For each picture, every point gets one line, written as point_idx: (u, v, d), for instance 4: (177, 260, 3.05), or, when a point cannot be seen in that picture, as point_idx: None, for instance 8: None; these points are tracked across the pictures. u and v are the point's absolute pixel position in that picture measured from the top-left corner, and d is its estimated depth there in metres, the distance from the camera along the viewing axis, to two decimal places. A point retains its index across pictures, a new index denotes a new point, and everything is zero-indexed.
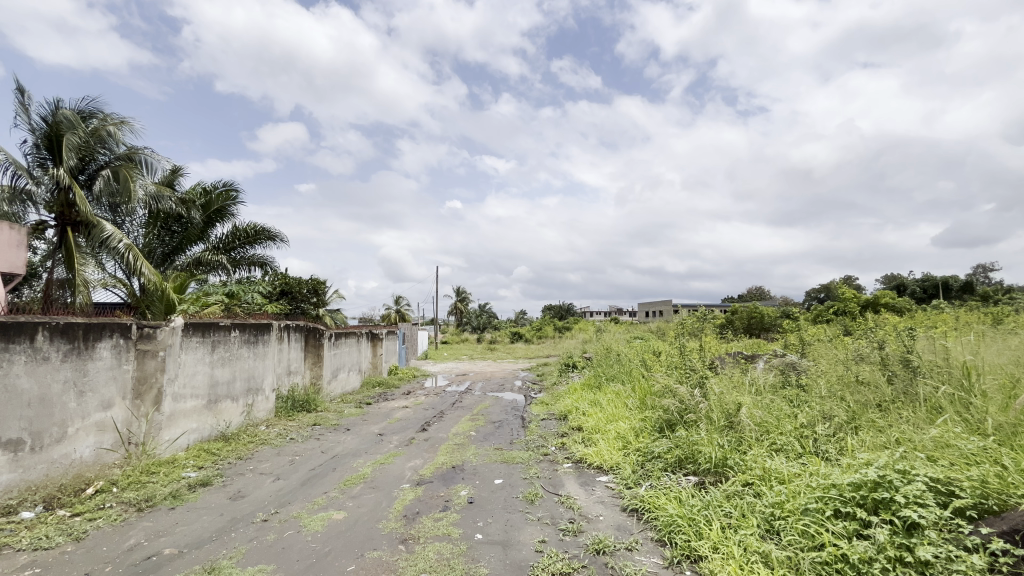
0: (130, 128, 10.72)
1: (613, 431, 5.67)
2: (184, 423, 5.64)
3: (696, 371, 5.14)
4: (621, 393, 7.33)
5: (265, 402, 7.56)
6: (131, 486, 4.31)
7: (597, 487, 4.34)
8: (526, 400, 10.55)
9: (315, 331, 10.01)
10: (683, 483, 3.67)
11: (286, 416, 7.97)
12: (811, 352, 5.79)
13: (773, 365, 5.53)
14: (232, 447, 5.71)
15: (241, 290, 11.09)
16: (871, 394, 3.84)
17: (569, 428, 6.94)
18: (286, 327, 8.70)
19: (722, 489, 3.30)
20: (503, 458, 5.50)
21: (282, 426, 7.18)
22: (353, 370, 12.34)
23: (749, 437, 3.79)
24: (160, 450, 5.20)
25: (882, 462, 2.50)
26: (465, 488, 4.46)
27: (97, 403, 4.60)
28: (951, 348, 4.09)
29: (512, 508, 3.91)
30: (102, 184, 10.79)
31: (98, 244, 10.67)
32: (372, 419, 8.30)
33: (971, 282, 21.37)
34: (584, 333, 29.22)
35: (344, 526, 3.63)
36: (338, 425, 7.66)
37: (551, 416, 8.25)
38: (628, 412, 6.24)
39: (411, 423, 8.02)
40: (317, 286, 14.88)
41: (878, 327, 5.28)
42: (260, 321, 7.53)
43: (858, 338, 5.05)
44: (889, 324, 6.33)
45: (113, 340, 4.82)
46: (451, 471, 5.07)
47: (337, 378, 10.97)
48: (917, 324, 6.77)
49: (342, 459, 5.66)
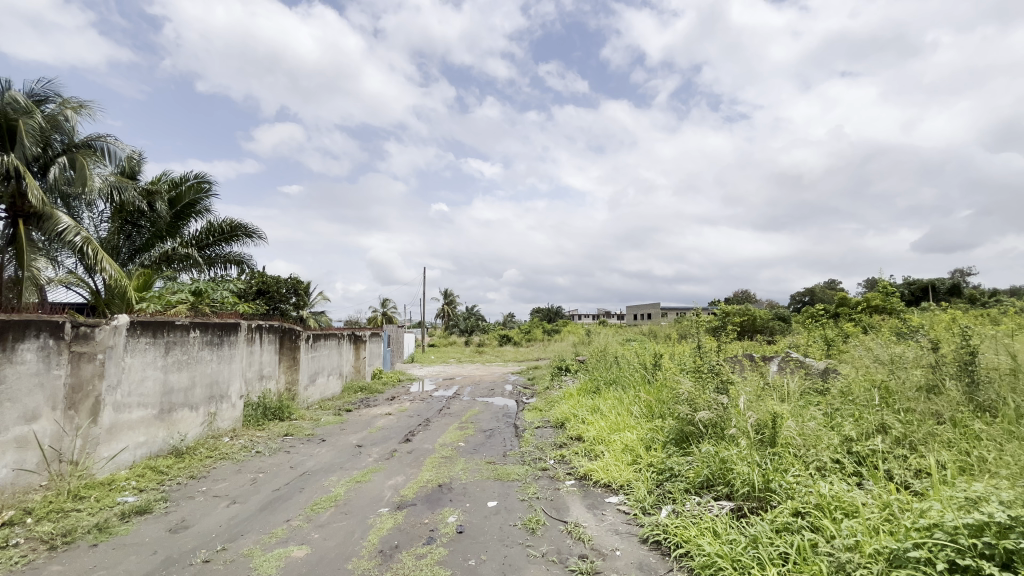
0: (89, 113, 9.98)
1: (618, 443, 5.11)
2: (129, 436, 4.89)
3: (719, 373, 4.59)
4: (624, 399, 6.77)
5: (231, 411, 6.80)
6: (49, 516, 3.56)
7: (607, 511, 3.73)
8: (518, 405, 9.96)
9: (292, 332, 9.33)
10: (716, 510, 3.07)
11: (255, 425, 7.20)
12: (841, 358, 5.24)
13: (798, 373, 4.98)
14: (186, 463, 4.97)
15: (209, 287, 10.32)
16: (934, 402, 3.29)
17: (568, 437, 6.37)
18: (255, 328, 8.01)
19: (770, 521, 2.70)
20: (497, 475, 4.87)
21: (248, 437, 6.43)
22: (334, 374, 11.58)
23: (793, 454, 3.23)
24: (96, 469, 4.44)
25: (1003, 498, 1.91)
26: (454, 513, 3.81)
27: (18, 415, 3.89)
28: (1016, 351, 3.58)
29: (510, 540, 3.27)
30: (57, 173, 10.04)
31: (53, 238, 9.88)
32: (351, 428, 7.61)
33: (961, 286, 21.20)
34: (572, 336, 28.75)
35: (305, 566, 2.96)
36: (313, 435, 6.95)
37: (546, 423, 7.68)
38: (634, 421, 5.66)
39: (395, 432, 7.35)
40: (296, 285, 14.35)
41: (918, 335, 4.73)
42: (226, 321, 6.79)
43: (899, 340, 4.49)
44: (925, 323, 5.73)
45: (40, 340, 4.11)
46: (438, 491, 4.43)
47: (315, 383, 10.19)
48: (950, 315, 6.22)
49: (312, 476, 4.99)
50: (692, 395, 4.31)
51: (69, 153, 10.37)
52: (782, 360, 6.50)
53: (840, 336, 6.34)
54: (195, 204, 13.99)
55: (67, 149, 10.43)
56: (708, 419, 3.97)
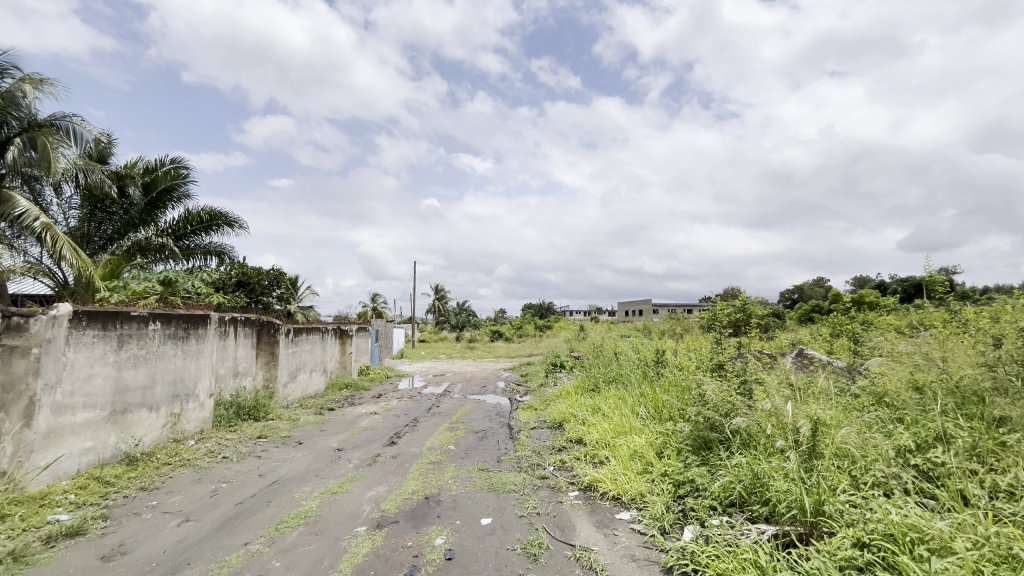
0: (50, 88, 9.28)
1: (626, 448, 4.62)
2: (72, 441, 4.29)
3: (742, 373, 4.12)
4: (627, 399, 6.29)
5: (199, 411, 6.19)
6: None
7: (620, 530, 3.23)
8: (512, 403, 9.45)
9: (270, 325, 8.72)
10: (754, 535, 2.58)
11: (227, 426, 6.59)
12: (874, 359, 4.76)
13: (828, 373, 4.50)
14: (138, 472, 4.38)
15: (182, 277, 9.67)
16: (1004, 408, 2.86)
17: (567, 440, 5.88)
18: (229, 320, 7.40)
19: (830, 555, 2.22)
20: (491, 484, 4.35)
21: (217, 440, 5.84)
22: (317, 370, 10.98)
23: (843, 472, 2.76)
24: (28, 481, 3.85)
25: None
26: (442, 534, 3.28)
27: None
28: None
29: (508, 570, 2.75)
30: (16, 153, 9.34)
31: (12, 223, 9.18)
32: (332, 429, 7.05)
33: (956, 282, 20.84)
34: (565, 332, 28.33)
35: None
36: (290, 436, 6.37)
37: (543, 423, 7.18)
38: (642, 423, 5.17)
39: (379, 433, 6.80)
40: (279, 277, 13.70)
41: (969, 339, 4.25)
42: (193, 312, 6.17)
43: (947, 342, 4.02)
44: (966, 328, 5.23)
45: None
46: (424, 505, 3.89)
47: (296, 380, 9.60)
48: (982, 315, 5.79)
49: (284, 486, 4.43)
50: (714, 397, 3.83)
51: (29, 131, 9.62)
52: (802, 360, 6.02)
53: (867, 336, 5.83)
54: (172, 190, 13.33)
55: (27, 128, 9.72)
56: (735, 426, 3.48)
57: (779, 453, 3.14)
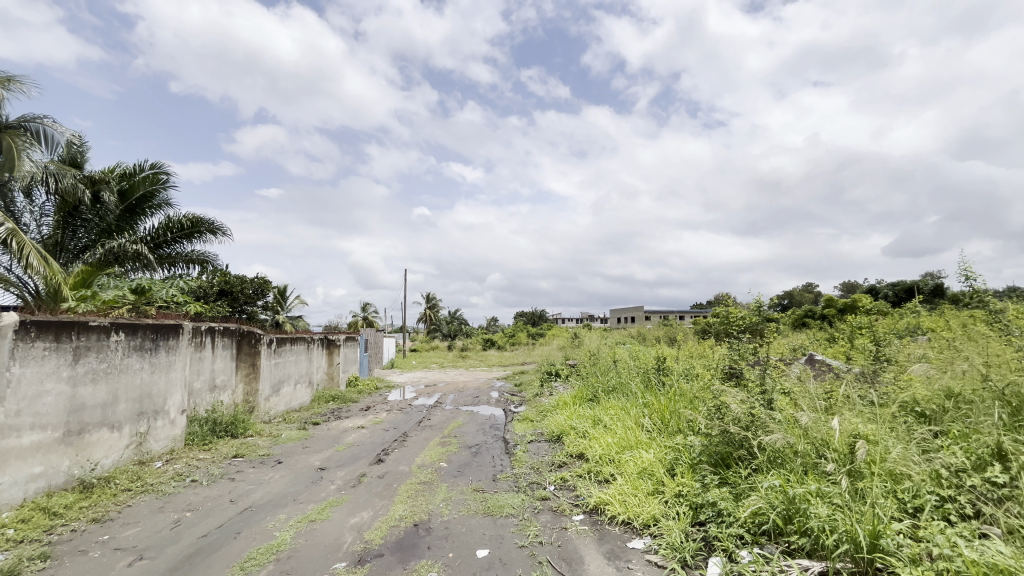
0: (18, 88, 8.87)
1: (633, 464, 4.25)
2: (17, 467, 3.84)
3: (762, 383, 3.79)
4: (630, 409, 5.94)
5: (168, 429, 5.72)
6: None
7: (635, 563, 2.85)
8: (507, 415, 9.05)
9: (251, 335, 8.27)
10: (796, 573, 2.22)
11: (201, 444, 6.11)
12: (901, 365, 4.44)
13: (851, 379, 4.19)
14: (91, 501, 3.93)
15: (158, 285, 9.21)
16: None
17: (567, 455, 5.49)
18: (204, 330, 6.95)
19: None
20: (486, 508, 3.95)
21: (186, 461, 5.37)
22: (302, 382, 10.50)
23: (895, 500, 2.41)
24: None
25: None
26: (432, 570, 2.88)
27: None
28: None
29: None
30: None
31: None
32: (315, 446, 6.60)
33: (945, 286, 20.37)
34: (558, 339, 27.99)
35: None
36: (268, 454, 5.92)
37: (540, 436, 6.79)
38: (648, 437, 4.81)
39: (365, 449, 6.36)
40: (262, 285, 13.22)
41: (1001, 346, 3.96)
42: (163, 322, 5.73)
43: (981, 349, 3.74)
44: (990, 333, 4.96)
45: None
46: (412, 533, 3.49)
47: (280, 393, 9.12)
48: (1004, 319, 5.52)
49: (256, 513, 4.00)
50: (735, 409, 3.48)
51: None
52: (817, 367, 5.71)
53: (890, 340, 5.50)
54: (151, 196, 12.92)
55: None
56: (760, 442, 3.14)
57: (814, 474, 2.80)
